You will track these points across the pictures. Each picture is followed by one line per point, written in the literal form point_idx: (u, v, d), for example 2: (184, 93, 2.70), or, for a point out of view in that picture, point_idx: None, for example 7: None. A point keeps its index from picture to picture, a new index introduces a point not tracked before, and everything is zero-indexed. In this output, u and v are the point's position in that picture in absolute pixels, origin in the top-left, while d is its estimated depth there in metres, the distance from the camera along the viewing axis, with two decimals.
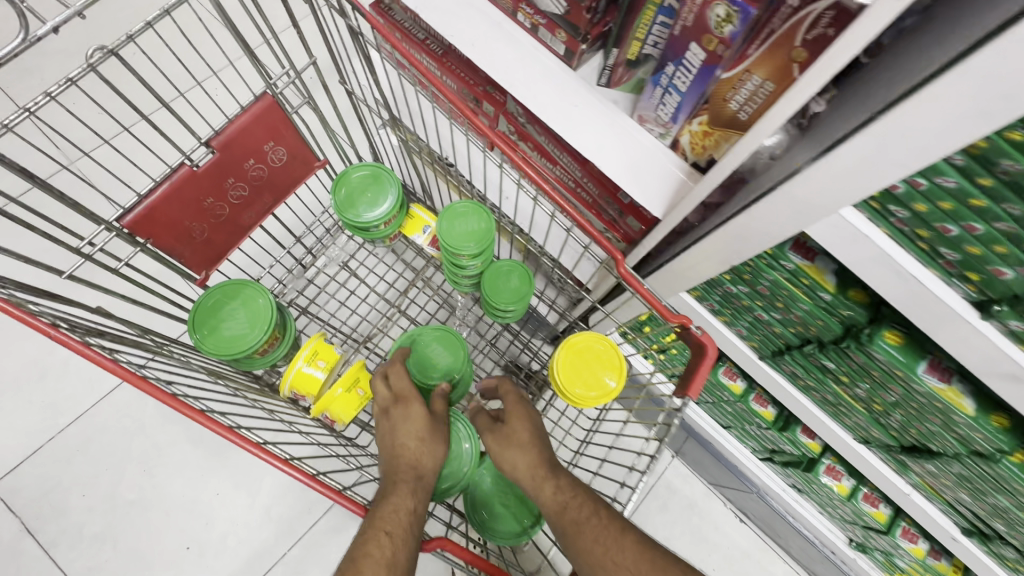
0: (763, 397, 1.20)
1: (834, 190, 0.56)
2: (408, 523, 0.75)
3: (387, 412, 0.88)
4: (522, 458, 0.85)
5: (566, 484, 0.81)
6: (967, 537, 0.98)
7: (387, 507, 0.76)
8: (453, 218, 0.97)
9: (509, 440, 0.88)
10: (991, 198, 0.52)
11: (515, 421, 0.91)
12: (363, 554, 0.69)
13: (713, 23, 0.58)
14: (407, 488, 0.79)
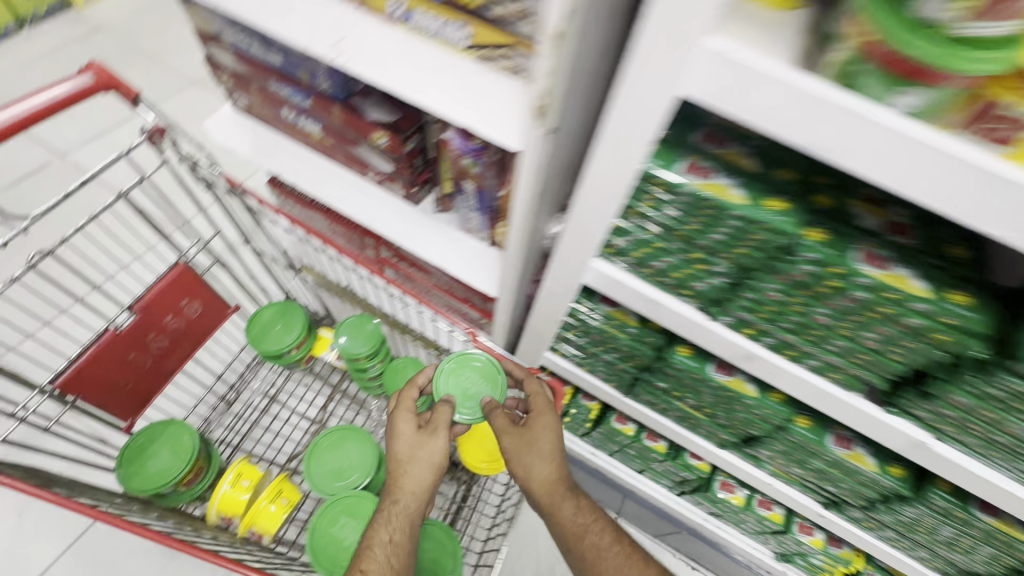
0: (653, 433, 1.38)
1: (581, 252, 0.84)
2: (388, 562, 0.87)
3: (390, 430, 1.00)
4: (542, 472, 1.01)
5: (585, 510, 1.04)
6: (828, 510, 1.15)
7: (372, 546, 0.88)
8: (351, 329, 1.18)
9: (529, 449, 1.01)
10: (664, 242, 0.77)
11: (538, 426, 1.02)
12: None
13: (467, 167, 0.87)
14: (392, 525, 0.90)
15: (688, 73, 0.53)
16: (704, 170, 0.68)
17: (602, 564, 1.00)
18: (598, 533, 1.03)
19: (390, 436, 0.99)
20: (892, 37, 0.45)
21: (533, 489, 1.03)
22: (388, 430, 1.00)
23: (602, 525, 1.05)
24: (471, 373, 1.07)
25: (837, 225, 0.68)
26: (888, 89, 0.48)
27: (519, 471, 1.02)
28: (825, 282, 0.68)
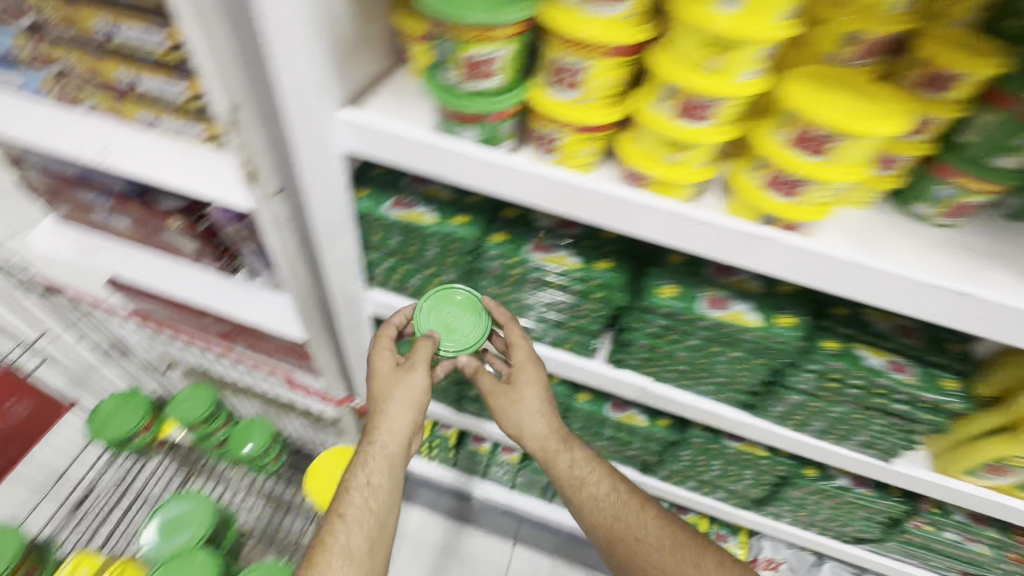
0: (507, 446, 1.52)
1: (352, 285, 1.02)
2: (367, 504, 0.89)
3: (375, 365, 0.96)
4: (529, 428, 1.00)
5: (581, 461, 1.01)
6: (646, 476, 1.32)
7: (348, 488, 0.91)
8: (187, 399, 1.31)
9: (508, 399, 0.99)
10: (405, 264, 0.97)
11: (521, 382, 0.97)
12: (332, 534, 0.87)
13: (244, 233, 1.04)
14: (369, 468, 0.90)
15: (337, 134, 0.74)
16: (407, 203, 0.89)
17: (603, 510, 1.01)
18: (596, 484, 1.01)
19: (377, 377, 0.95)
20: (447, 99, 0.68)
21: (525, 437, 1.01)
22: (376, 372, 0.95)
23: (602, 475, 1.02)
24: (453, 308, 0.94)
25: (511, 229, 0.90)
26: (455, 128, 0.72)
27: (512, 420, 1.01)
28: (513, 272, 0.89)
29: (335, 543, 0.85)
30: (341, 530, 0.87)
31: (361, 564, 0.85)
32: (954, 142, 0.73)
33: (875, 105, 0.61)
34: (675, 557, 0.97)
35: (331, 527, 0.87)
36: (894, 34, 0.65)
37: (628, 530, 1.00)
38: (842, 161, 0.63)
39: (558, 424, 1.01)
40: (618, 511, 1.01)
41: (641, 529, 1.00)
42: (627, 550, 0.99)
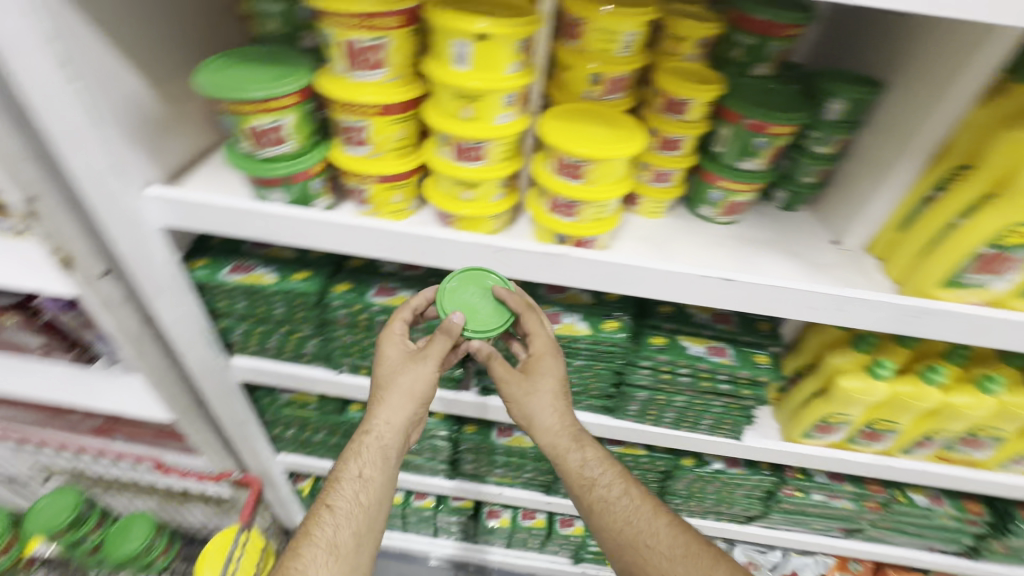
0: (420, 492, 1.49)
1: (208, 358, 1.00)
2: (356, 497, 0.85)
3: (382, 346, 0.86)
4: (542, 426, 0.92)
5: (593, 462, 0.93)
6: (552, 495, 1.34)
7: (336, 480, 0.86)
8: (47, 508, 1.21)
9: (523, 389, 0.90)
10: (258, 326, 0.97)
11: (538, 373, 0.88)
12: (316, 526, 0.82)
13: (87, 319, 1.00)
14: (362, 459, 0.85)
15: (149, 210, 0.76)
16: (246, 267, 0.91)
17: (614, 514, 0.92)
18: (607, 486, 0.93)
19: (383, 361, 0.86)
20: (245, 167, 0.72)
21: (539, 433, 0.93)
22: (380, 356, 0.86)
23: (613, 475, 0.94)
24: (478, 292, 0.83)
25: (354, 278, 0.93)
26: (263, 192, 0.76)
27: (523, 408, 0.92)
28: (361, 319, 0.92)
29: (315, 538, 0.81)
30: (325, 525, 0.82)
31: (339, 562, 0.80)
32: (713, 151, 0.87)
33: (616, 132, 0.72)
34: (684, 569, 0.86)
35: (316, 521, 0.83)
36: (631, 72, 0.77)
37: (639, 535, 0.90)
38: (601, 183, 0.73)
39: (573, 420, 0.93)
40: (631, 517, 0.91)
41: (654, 537, 0.90)
42: (632, 554, 0.89)
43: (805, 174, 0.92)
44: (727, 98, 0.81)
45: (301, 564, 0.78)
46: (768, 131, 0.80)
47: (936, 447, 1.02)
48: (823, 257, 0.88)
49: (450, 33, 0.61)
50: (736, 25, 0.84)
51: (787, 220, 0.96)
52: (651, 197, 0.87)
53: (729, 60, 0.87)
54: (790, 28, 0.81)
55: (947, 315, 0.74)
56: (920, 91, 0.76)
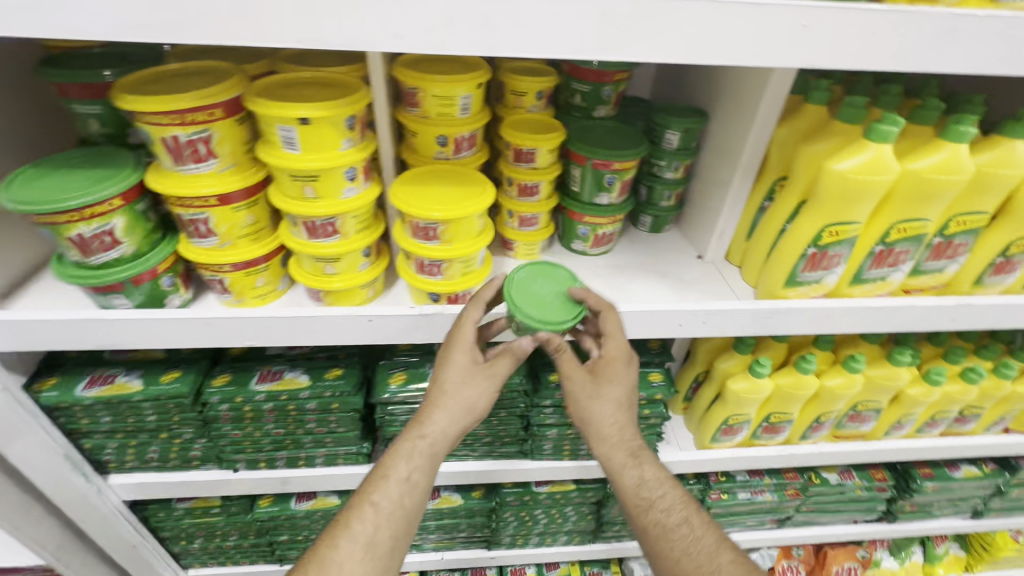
0: None
1: (77, 490, 0.89)
2: (400, 500, 0.77)
3: (443, 353, 0.75)
4: (604, 442, 0.82)
5: (653, 483, 0.83)
6: (495, 549, 1.29)
7: (377, 477, 0.78)
8: None
9: (587, 400, 0.81)
10: (132, 437, 0.89)
11: (606, 380, 0.80)
12: (348, 524, 0.75)
13: None
14: (412, 463, 0.76)
15: None
16: (105, 377, 0.83)
17: (670, 542, 0.80)
18: (665, 510, 0.82)
19: (437, 365, 0.76)
20: (77, 279, 0.67)
21: (599, 445, 0.83)
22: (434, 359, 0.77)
23: (677, 500, 0.82)
24: (548, 286, 0.78)
25: (234, 368, 0.88)
26: (104, 299, 0.70)
27: (583, 414, 0.81)
28: (246, 410, 0.87)
29: (346, 534, 0.74)
30: (360, 524, 0.75)
31: (369, 565, 0.73)
32: (571, 190, 0.91)
33: (466, 190, 0.75)
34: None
35: (350, 516, 0.76)
36: (475, 129, 0.80)
37: (693, 564, 0.78)
38: (458, 241, 0.75)
39: (635, 434, 0.82)
40: (690, 548, 0.79)
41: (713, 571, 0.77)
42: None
43: (662, 199, 1.00)
44: (572, 142, 0.86)
45: (326, 564, 0.72)
46: (613, 168, 0.86)
47: (828, 428, 1.10)
48: (689, 273, 0.93)
49: (274, 120, 0.61)
50: (571, 74, 0.91)
51: (656, 242, 1.02)
52: (522, 241, 0.92)
53: (573, 105, 0.94)
54: (617, 73, 0.89)
55: (796, 312, 0.81)
56: (736, 118, 0.84)
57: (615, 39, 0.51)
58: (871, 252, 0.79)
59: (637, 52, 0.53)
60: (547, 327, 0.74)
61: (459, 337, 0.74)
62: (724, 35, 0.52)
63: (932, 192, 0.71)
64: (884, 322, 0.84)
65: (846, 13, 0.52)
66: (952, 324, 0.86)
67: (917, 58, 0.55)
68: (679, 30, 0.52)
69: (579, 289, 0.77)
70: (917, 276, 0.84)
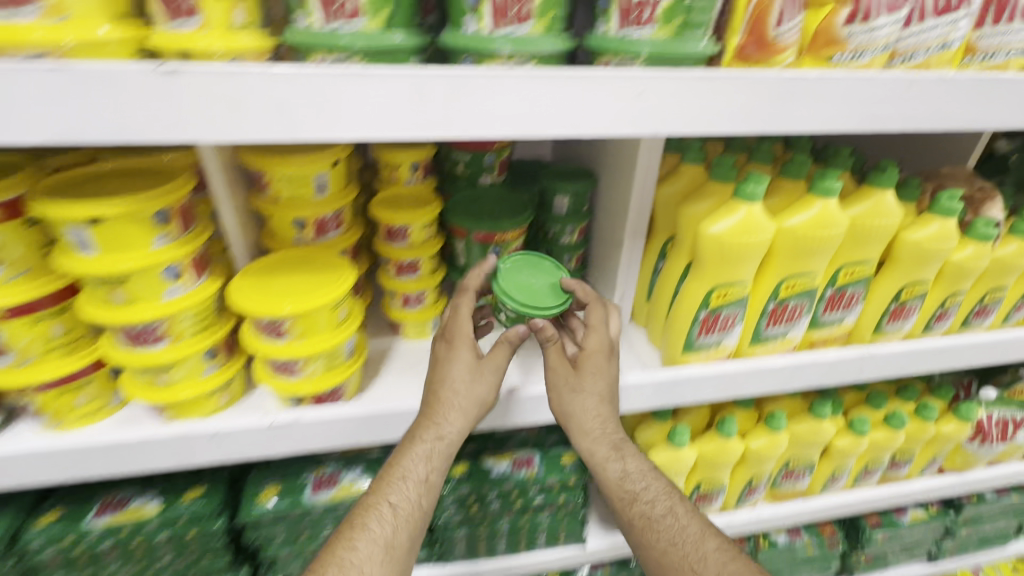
0: None
1: None
2: (418, 501, 0.68)
3: (448, 354, 0.71)
4: (585, 435, 0.74)
5: (637, 475, 0.75)
6: None
7: (390, 477, 0.67)
8: None
9: (572, 397, 0.72)
10: None
11: (589, 372, 0.72)
12: (361, 527, 0.64)
13: None
14: (430, 463, 0.67)
15: None
16: None
17: (654, 533, 0.72)
18: (649, 501, 0.74)
19: (444, 364, 0.70)
20: None
21: (579, 441, 0.74)
22: (438, 357, 0.71)
23: (662, 489, 0.75)
24: (534, 274, 0.74)
25: (65, 502, 0.74)
26: None
27: (567, 409, 0.73)
28: (77, 554, 0.71)
29: (362, 538, 0.64)
30: (378, 527, 0.65)
31: (388, 567, 0.64)
32: (458, 264, 0.86)
33: (321, 278, 0.67)
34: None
35: (363, 519, 0.65)
36: (340, 209, 0.74)
37: (678, 556, 0.69)
38: (314, 335, 0.66)
39: (619, 425, 0.74)
40: (675, 538, 0.70)
41: (700, 563, 0.68)
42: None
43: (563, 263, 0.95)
44: (450, 215, 0.81)
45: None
46: (496, 240, 0.81)
47: (763, 490, 1.03)
48: None
49: (61, 221, 0.52)
50: (451, 144, 0.87)
51: None
52: (410, 321, 0.84)
53: (457, 174, 0.89)
54: (499, 140, 0.86)
55: (698, 380, 0.76)
56: (619, 180, 0.81)
57: (436, 118, 0.47)
58: (765, 309, 0.75)
59: (465, 130, 0.49)
60: (537, 314, 0.70)
61: (462, 338, 0.71)
62: (556, 107, 0.49)
63: (812, 247, 0.69)
64: (793, 381, 0.80)
65: (678, 81, 0.50)
66: (861, 376, 0.82)
67: (760, 120, 0.54)
68: (505, 106, 0.48)
69: (569, 281, 0.71)
70: (818, 329, 0.81)
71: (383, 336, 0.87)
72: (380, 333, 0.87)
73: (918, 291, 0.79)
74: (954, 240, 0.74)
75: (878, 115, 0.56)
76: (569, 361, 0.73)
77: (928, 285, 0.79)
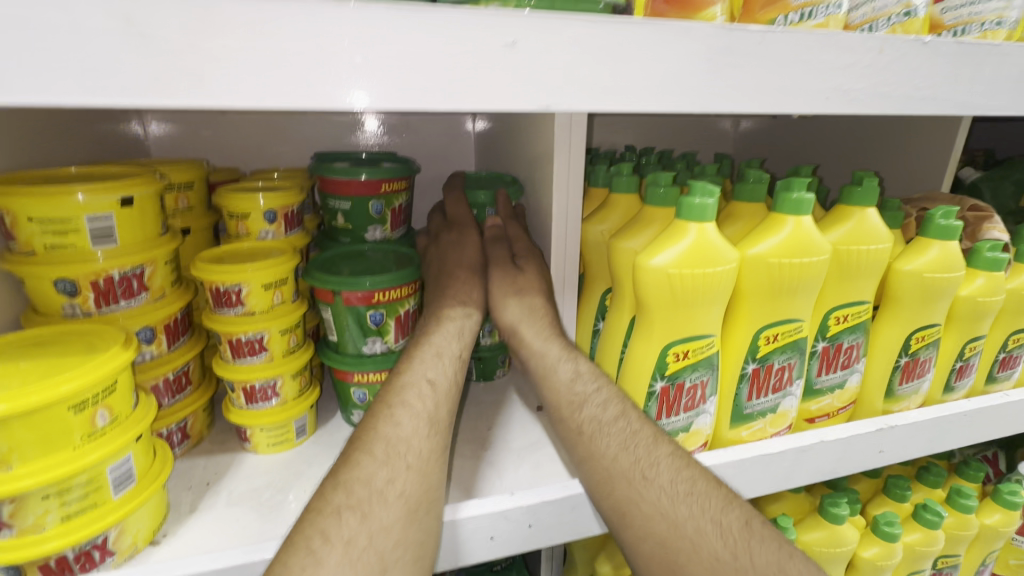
0: None
1: None
2: (455, 377, 0.53)
3: (453, 242, 0.65)
4: (535, 329, 0.56)
5: (589, 376, 0.53)
6: None
7: (420, 353, 0.54)
8: None
9: (522, 297, 0.58)
10: None
11: (528, 266, 0.60)
12: (397, 401, 0.49)
13: None
14: (462, 330, 0.57)
15: None
16: None
17: (606, 442, 0.48)
18: (602, 403, 0.50)
19: (454, 248, 0.64)
20: None
21: (529, 341, 0.56)
22: (447, 243, 0.66)
23: (617, 392, 0.51)
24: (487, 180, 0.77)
25: None
26: None
27: (509, 318, 0.58)
28: None
29: (401, 413, 0.47)
30: (419, 398, 0.49)
31: (438, 445, 0.47)
32: (331, 341, 0.64)
33: (67, 362, 0.43)
34: (691, 512, 0.44)
35: (395, 395, 0.49)
36: (143, 265, 0.52)
37: (629, 463, 0.46)
38: (42, 458, 0.40)
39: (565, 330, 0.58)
40: (631, 445, 0.47)
41: (654, 471, 0.46)
42: (615, 490, 0.46)
43: (481, 334, 0.73)
44: (312, 274, 0.61)
45: (380, 465, 0.44)
46: (376, 301, 0.60)
47: None
48: (524, 437, 0.62)
49: None
50: (327, 190, 0.69)
51: (485, 394, 0.72)
52: (258, 425, 0.59)
53: (336, 228, 0.71)
54: (387, 182, 0.69)
55: None
56: (540, 220, 0.64)
57: (173, 69, 0.29)
58: (743, 375, 0.55)
59: (231, 94, 0.30)
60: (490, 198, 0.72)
61: (466, 219, 0.68)
62: (380, 60, 0.32)
63: (790, 283, 0.51)
64: (795, 475, 0.57)
65: (565, 27, 0.34)
66: (882, 459, 0.61)
67: (692, 91, 0.38)
68: (295, 56, 0.31)
69: (501, 194, 0.70)
70: (813, 398, 0.60)
71: (223, 451, 0.61)
72: (221, 447, 0.61)
73: (930, 338, 0.61)
74: (960, 269, 0.58)
75: (848, 90, 0.42)
76: (509, 258, 0.62)
77: (940, 329, 0.62)
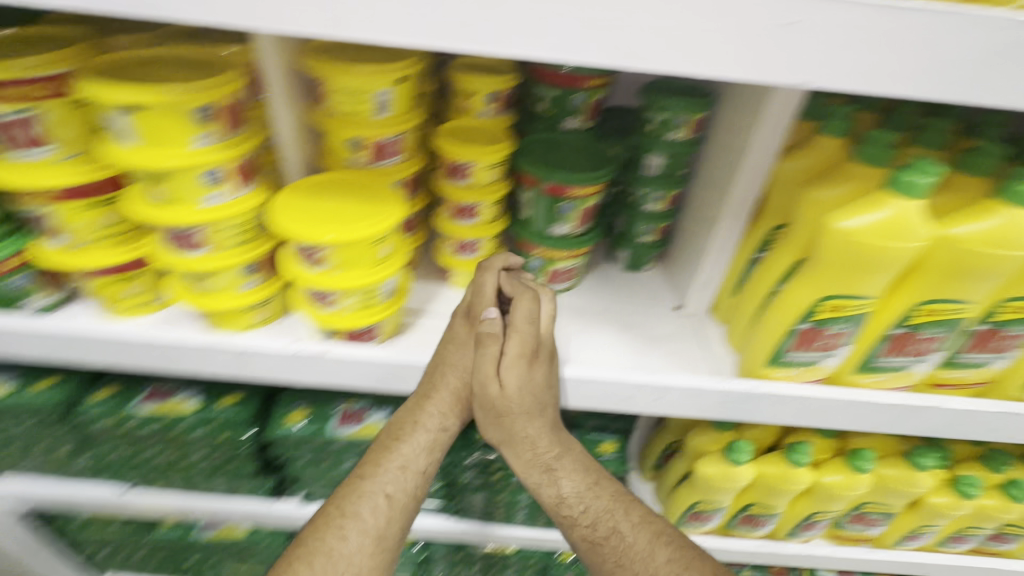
0: None
1: None
2: (411, 491, 0.71)
3: (440, 353, 0.68)
4: (512, 452, 0.72)
5: (571, 500, 0.70)
6: None
7: (388, 465, 0.70)
8: None
9: (501, 424, 0.70)
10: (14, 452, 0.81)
11: (512, 385, 0.67)
12: (353, 514, 0.67)
13: None
14: (406, 452, 0.71)
15: None
16: None
17: (600, 553, 0.68)
18: (588, 525, 0.69)
19: (455, 347, 0.69)
20: None
21: (510, 459, 0.72)
22: (451, 336, 0.69)
23: (600, 509, 0.70)
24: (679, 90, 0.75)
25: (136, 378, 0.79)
26: None
27: (492, 438, 0.72)
28: (126, 430, 0.77)
29: (352, 532, 0.66)
30: (367, 516, 0.67)
31: (375, 558, 0.66)
32: (520, 218, 0.76)
33: (367, 208, 0.60)
34: None
35: (352, 508, 0.67)
36: (403, 133, 0.66)
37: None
38: (349, 270, 0.60)
39: (547, 445, 0.71)
40: (622, 559, 0.66)
41: None
42: None
43: (640, 234, 0.84)
44: (521, 160, 0.71)
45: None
46: (567, 195, 0.70)
47: (823, 528, 0.90)
48: (662, 327, 0.77)
49: (104, 104, 0.50)
50: (536, 77, 0.76)
51: (630, 284, 0.87)
52: (461, 270, 0.77)
53: (536, 114, 0.78)
54: (591, 79, 0.74)
55: (779, 400, 0.64)
56: (731, 149, 0.67)
57: (503, 25, 0.38)
58: (887, 335, 0.60)
59: (537, 49, 0.39)
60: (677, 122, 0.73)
61: (469, 318, 0.70)
62: (664, 30, 0.38)
63: (974, 269, 0.53)
64: (897, 424, 0.65)
65: (846, 9, 0.36)
66: (992, 434, 0.65)
67: (954, 80, 0.38)
68: (597, 21, 0.37)
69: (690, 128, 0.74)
70: (949, 368, 0.64)
71: (429, 282, 0.80)
72: (429, 277, 0.81)
73: None
74: None
75: None
76: (495, 371, 0.68)
77: None
